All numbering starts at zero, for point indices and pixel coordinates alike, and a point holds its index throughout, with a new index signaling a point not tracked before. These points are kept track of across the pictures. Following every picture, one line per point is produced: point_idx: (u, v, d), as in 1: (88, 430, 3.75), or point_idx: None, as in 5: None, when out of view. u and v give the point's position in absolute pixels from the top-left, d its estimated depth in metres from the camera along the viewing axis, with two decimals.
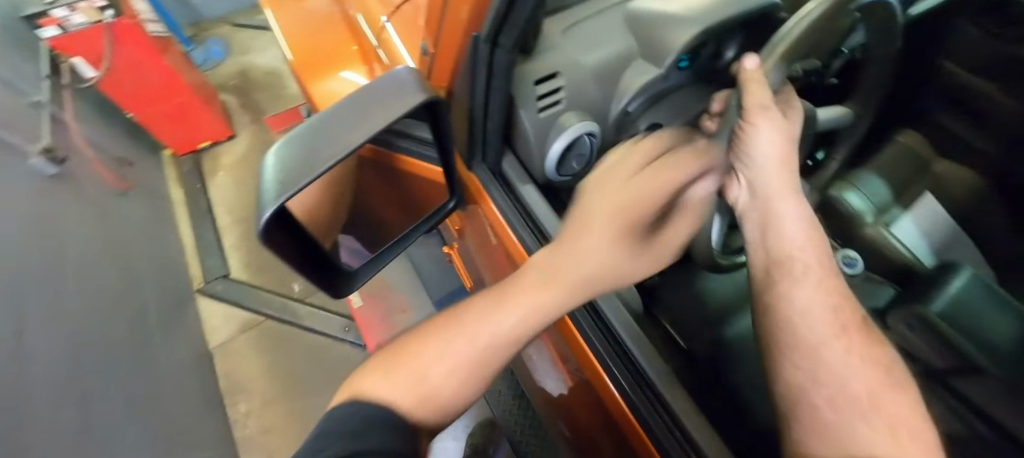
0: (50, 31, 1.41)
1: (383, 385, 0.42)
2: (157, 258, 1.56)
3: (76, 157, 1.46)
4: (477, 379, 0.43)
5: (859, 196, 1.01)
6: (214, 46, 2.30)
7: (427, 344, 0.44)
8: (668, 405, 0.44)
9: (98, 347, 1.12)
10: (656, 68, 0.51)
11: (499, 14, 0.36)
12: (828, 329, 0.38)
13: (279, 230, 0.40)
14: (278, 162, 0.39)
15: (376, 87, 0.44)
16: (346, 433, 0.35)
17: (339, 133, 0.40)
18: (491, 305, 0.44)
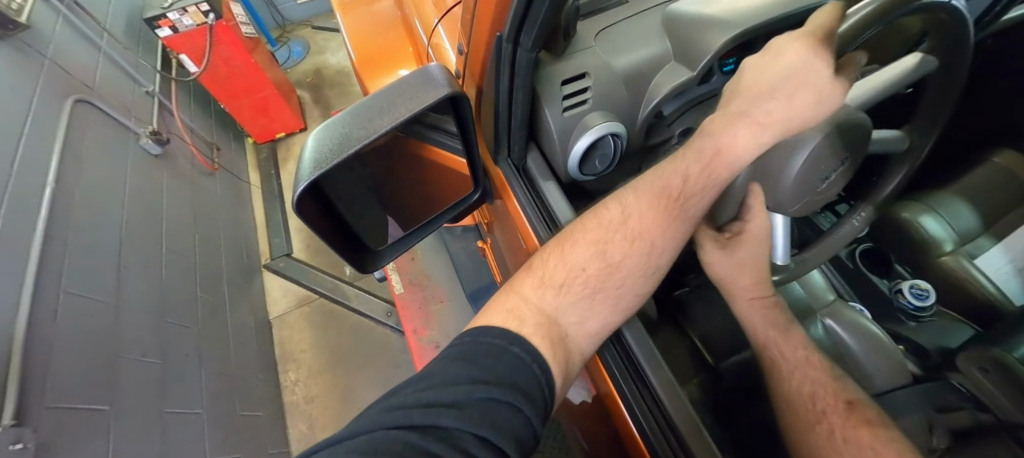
0: (164, 31, 1.63)
1: (516, 304, 0.45)
2: (233, 234, 1.74)
3: (176, 141, 1.67)
4: (602, 295, 0.47)
5: (938, 222, 0.92)
6: (296, 47, 2.52)
7: (550, 262, 0.48)
8: (686, 444, 0.40)
9: (178, 307, 1.28)
10: (689, 70, 0.51)
11: (519, 13, 0.38)
12: (815, 420, 0.45)
13: (314, 202, 0.45)
14: (318, 143, 0.44)
15: (409, 80, 0.48)
16: (481, 369, 0.37)
17: (370, 119, 0.44)
18: (614, 222, 0.50)
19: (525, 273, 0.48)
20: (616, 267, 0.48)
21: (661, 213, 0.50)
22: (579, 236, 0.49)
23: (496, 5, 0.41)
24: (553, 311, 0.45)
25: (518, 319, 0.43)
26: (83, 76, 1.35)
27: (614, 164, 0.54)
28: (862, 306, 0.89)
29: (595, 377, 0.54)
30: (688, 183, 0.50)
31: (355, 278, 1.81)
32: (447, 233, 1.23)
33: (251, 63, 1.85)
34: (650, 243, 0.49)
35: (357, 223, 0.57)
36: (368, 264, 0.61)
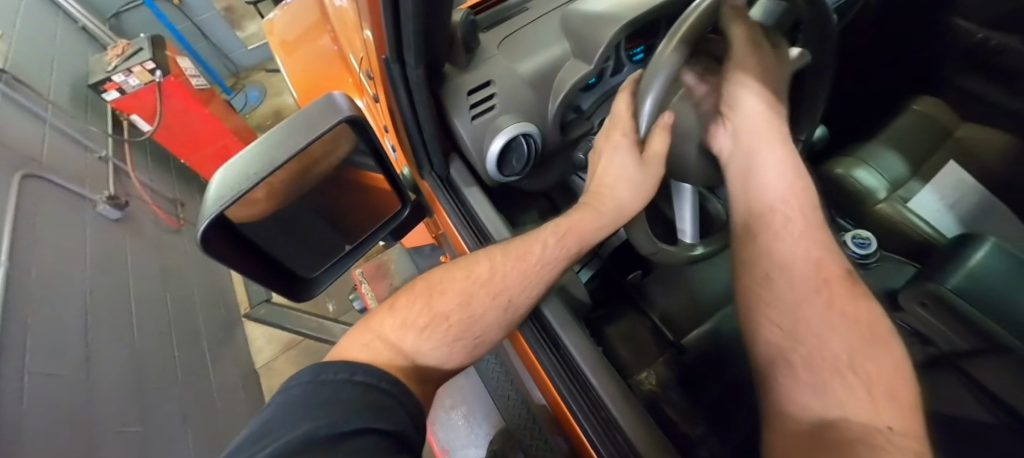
0: (111, 94, 1.63)
1: (369, 340, 0.47)
2: (207, 286, 1.73)
3: (136, 201, 1.65)
4: (462, 343, 0.49)
5: (872, 174, 0.97)
6: (251, 92, 2.53)
7: (416, 304, 0.50)
8: (609, 410, 0.43)
9: (153, 366, 1.26)
10: (588, 64, 0.55)
11: (393, 33, 0.42)
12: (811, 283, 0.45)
13: (220, 236, 0.47)
14: (223, 178, 0.46)
15: (306, 111, 0.51)
16: (324, 407, 0.36)
17: (268, 152, 0.47)
18: (482, 275, 0.51)
19: (389, 313, 0.50)
20: (478, 318, 0.49)
21: (524, 272, 0.51)
22: (447, 285, 0.51)
23: (376, 32, 0.46)
24: (410, 352, 0.46)
25: (367, 351, 0.45)
26: (30, 150, 1.34)
27: (531, 162, 0.59)
28: None
29: (539, 379, 0.55)
30: (547, 250, 0.52)
31: (339, 313, 1.81)
32: (416, 253, 1.26)
33: (205, 114, 1.84)
34: (512, 300, 0.50)
35: (280, 251, 0.57)
36: (298, 293, 0.62)
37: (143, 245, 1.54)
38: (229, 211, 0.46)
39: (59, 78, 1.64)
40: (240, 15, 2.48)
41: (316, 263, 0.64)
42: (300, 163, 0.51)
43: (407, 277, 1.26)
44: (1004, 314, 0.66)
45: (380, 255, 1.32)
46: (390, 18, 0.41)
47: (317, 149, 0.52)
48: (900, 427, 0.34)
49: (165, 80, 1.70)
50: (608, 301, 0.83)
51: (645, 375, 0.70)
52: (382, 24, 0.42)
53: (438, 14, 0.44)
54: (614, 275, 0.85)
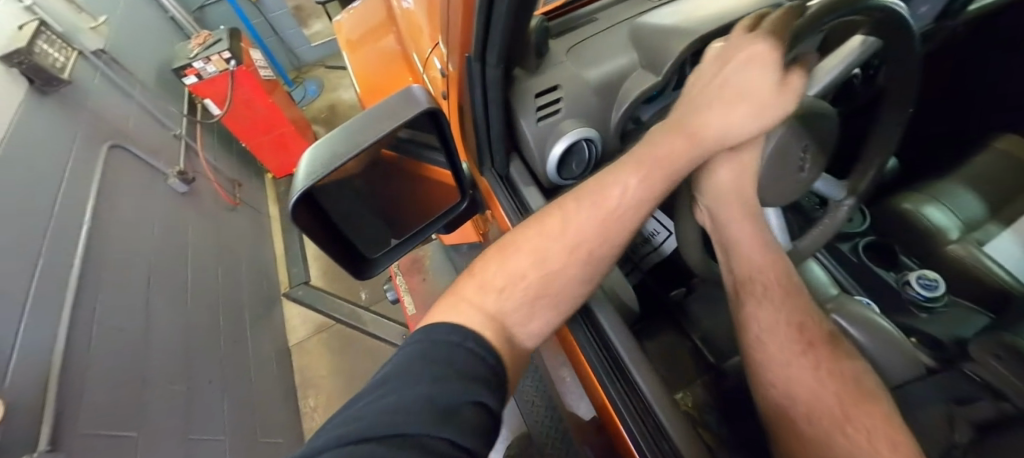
0: (190, 78, 1.77)
1: (455, 304, 0.47)
2: (254, 265, 1.82)
3: (201, 179, 1.77)
4: (541, 301, 0.49)
5: (944, 213, 0.91)
6: (310, 86, 2.66)
7: (491, 267, 0.51)
8: (658, 418, 0.43)
9: (200, 334, 1.34)
10: (655, 75, 0.55)
11: (480, 33, 0.44)
12: (793, 348, 0.48)
13: (307, 211, 0.50)
14: (311, 159, 0.50)
15: (389, 102, 0.54)
16: (437, 370, 0.38)
17: (354, 136, 0.50)
18: (555, 230, 0.51)
19: (467, 279, 0.51)
20: (557, 273, 0.50)
21: (602, 222, 0.50)
22: (521, 243, 0.51)
23: (462, 31, 0.48)
24: (497, 311, 0.47)
25: (456, 317, 0.45)
26: (117, 124, 1.47)
27: (589, 167, 0.59)
28: (868, 299, 0.88)
29: (585, 381, 0.55)
30: (629, 192, 0.50)
31: (372, 302, 1.86)
32: (454, 251, 1.28)
33: (269, 103, 1.96)
34: (591, 252, 0.51)
35: (348, 231, 0.60)
36: (362, 272, 0.64)
37: (203, 219, 1.65)
38: (316, 189, 0.49)
39: (147, 61, 1.79)
40: (308, 14, 2.63)
41: (378, 245, 0.67)
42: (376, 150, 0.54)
43: (443, 273, 1.27)
44: None
45: (418, 249, 1.35)
46: (482, 20, 0.43)
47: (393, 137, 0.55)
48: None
49: (238, 69, 1.82)
50: (649, 316, 0.81)
51: (682, 395, 0.69)
52: (473, 24, 0.45)
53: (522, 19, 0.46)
54: (656, 290, 0.84)
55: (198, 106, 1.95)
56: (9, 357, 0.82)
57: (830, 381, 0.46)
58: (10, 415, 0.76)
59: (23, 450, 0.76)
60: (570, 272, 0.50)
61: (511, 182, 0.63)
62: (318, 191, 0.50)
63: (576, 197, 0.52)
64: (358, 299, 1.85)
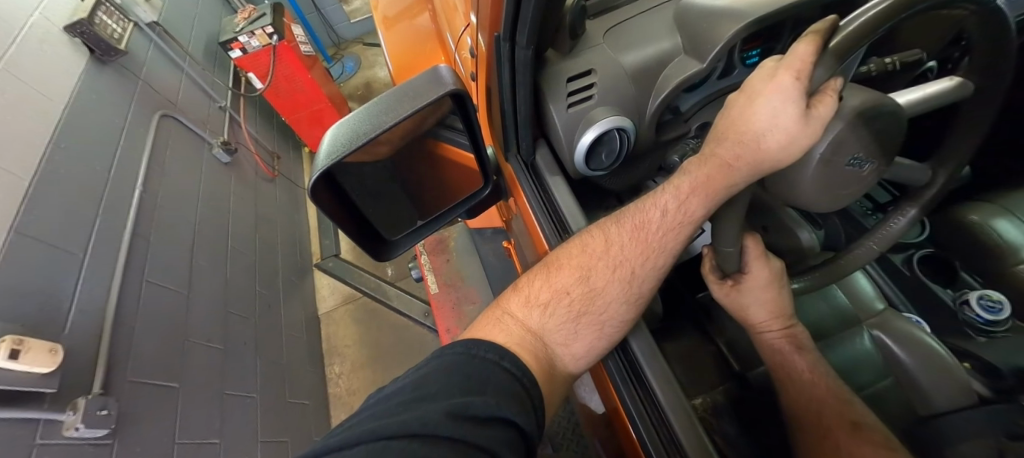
0: (236, 52, 1.82)
1: (499, 318, 0.49)
2: (289, 235, 1.88)
3: (243, 150, 1.83)
4: (585, 319, 0.49)
5: (1016, 228, 0.82)
6: (348, 63, 2.68)
7: (535, 282, 0.52)
8: (673, 430, 0.41)
9: (238, 297, 1.40)
10: (699, 62, 0.52)
11: (510, 11, 0.42)
12: (829, 422, 0.51)
13: (327, 188, 0.51)
14: (333, 139, 0.50)
15: (415, 81, 0.53)
16: (473, 384, 0.40)
17: (376, 116, 0.50)
18: (597, 247, 0.51)
19: (513, 292, 0.52)
20: (599, 292, 0.49)
21: (644, 244, 0.49)
22: (564, 261, 0.51)
23: (493, 8, 0.46)
24: (537, 329, 0.48)
25: (503, 331, 0.47)
26: (169, 94, 1.53)
27: (621, 158, 0.56)
28: (917, 317, 0.81)
29: (601, 385, 0.54)
30: (667, 217, 0.49)
31: (396, 278, 1.91)
32: (479, 234, 1.27)
33: (308, 79, 1.99)
34: (635, 272, 0.50)
35: (368, 211, 0.61)
36: (381, 254, 0.66)
37: (244, 188, 1.72)
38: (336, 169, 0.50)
39: (196, 33, 1.84)
40: None
41: (397, 228, 0.68)
42: (405, 125, 0.52)
43: (467, 255, 1.28)
44: None
45: (443, 230, 1.35)
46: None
47: (416, 120, 0.53)
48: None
49: (280, 44, 1.86)
50: (671, 316, 0.77)
51: (699, 399, 0.65)
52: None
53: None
54: (680, 289, 0.82)
55: (242, 79, 2.00)
56: (68, 310, 0.88)
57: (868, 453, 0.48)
58: (68, 361, 0.82)
59: (79, 393, 0.83)
60: (612, 290, 0.49)
61: (536, 171, 0.61)
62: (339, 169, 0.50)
63: (618, 224, 0.51)
64: (384, 274, 1.89)
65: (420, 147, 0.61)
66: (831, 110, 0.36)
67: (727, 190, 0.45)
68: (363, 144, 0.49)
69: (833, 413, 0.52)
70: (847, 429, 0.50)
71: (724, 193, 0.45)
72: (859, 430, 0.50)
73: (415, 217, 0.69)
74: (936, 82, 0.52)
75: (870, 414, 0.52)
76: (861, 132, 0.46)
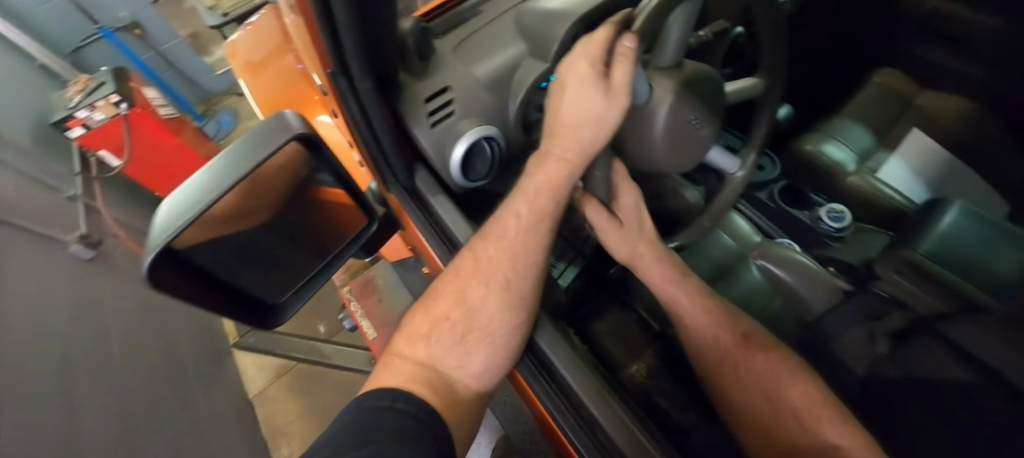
0: (76, 131, 1.57)
1: (393, 362, 0.53)
2: (194, 320, 1.67)
3: (111, 239, 1.57)
4: (473, 336, 0.54)
5: (841, 149, 0.98)
6: (223, 116, 2.38)
7: (417, 317, 0.57)
8: (588, 409, 0.44)
9: (152, 399, 1.22)
10: (543, 62, 0.55)
11: (334, 50, 0.42)
12: (722, 345, 0.56)
13: (171, 268, 0.45)
14: (165, 210, 0.42)
15: (257, 130, 0.49)
16: (366, 435, 0.41)
17: (217, 175, 0.44)
18: (468, 267, 0.55)
19: (401, 335, 0.57)
20: (478, 308, 0.54)
21: (509, 251, 0.54)
22: (441, 290, 0.56)
23: (318, 47, 0.45)
24: (428, 361, 0.53)
25: (396, 374, 0.51)
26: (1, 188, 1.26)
27: (497, 163, 0.59)
28: (789, 240, 0.94)
29: (523, 391, 0.57)
30: (519, 221, 0.55)
31: (331, 334, 1.77)
32: (402, 266, 1.24)
33: (177, 144, 1.82)
34: (508, 278, 0.54)
35: (236, 279, 0.56)
36: (265, 319, 0.61)
37: (125, 282, 1.50)
38: (179, 243, 0.44)
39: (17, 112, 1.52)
40: (207, 40, 2.27)
41: (284, 287, 0.65)
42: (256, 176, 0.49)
43: (396, 292, 1.24)
44: (981, 273, 0.67)
45: (368, 270, 1.30)
46: (327, 35, 0.40)
47: (270, 167, 0.51)
48: (847, 444, 0.45)
49: (132, 112, 1.67)
50: (592, 293, 0.82)
51: (635, 367, 0.71)
52: (321, 41, 0.41)
53: (380, 29, 0.44)
54: (596, 270, 0.83)
55: (90, 160, 1.73)
56: None
57: (761, 366, 0.53)
58: None
59: None
60: (490, 299, 0.54)
61: (420, 194, 0.63)
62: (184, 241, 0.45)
63: (481, 237, 0.56)
64: (315, 333, 1.76)
65: (297, 198, 0.60)
66: (632, 81, 0.46)
67: (562, 181, 0.52)
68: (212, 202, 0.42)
69: (727, 335, 0.56)
70: (740, 345, 0.56)
71: (564, 186, 0.52)
72: (750, 341, 0.56)
73: (308, 268, 0.67)
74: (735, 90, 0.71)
75: (755, 324, 0.59)
76: (689, 99, 0.54)
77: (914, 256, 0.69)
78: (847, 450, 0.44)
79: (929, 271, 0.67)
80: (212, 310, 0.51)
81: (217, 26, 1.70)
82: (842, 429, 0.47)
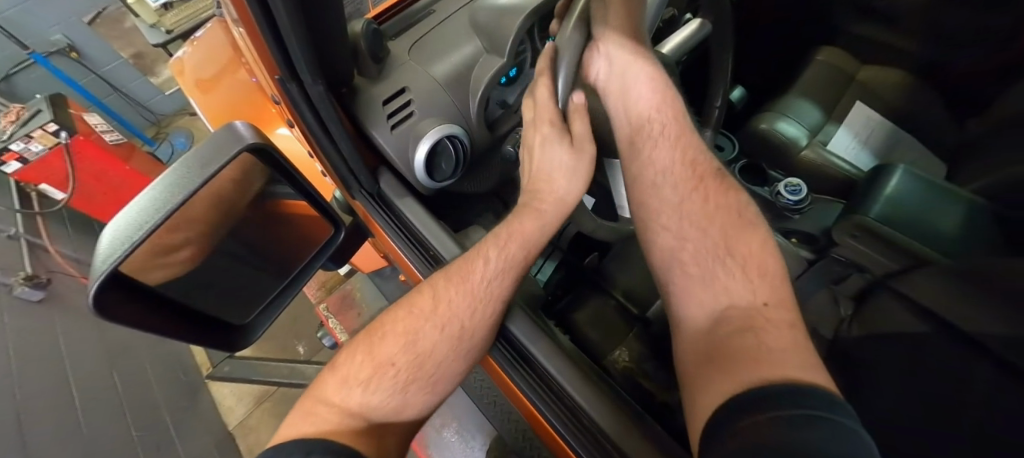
0: (11, 165, 1.46)
1: (315, 408, 0.47)
2: (161, 354, 1.59)
3: (60, 276, 1.47)
4: (415, 385, 0.49)
5: (794, 125, 1.03)
6: (178, 139, 2.28)
7: (356, 357, 0.51)
8: (572, 397, 0.46)
9: (117, 446, 1.14)
10: (500, 57, 0.56)
11: (281, 54, 0.41)
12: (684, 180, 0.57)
13: (118, 294, 0.42)
14: (108, 232, 0.40)
15: (204, 145, 0.46)
16: None
17: (158, 193, 0.41)
18: (426, 308, 0.51)
19: (332, 372, 0.51)
20: (428, 355, 0.50)
21: (470, 298, 0.50)
22: (389, 328, 0.52)
23: (262, 53, 0.43)
24: (361, 410, 0.47)
25: (316, 422, 0.45)
26: None
27: (463, 161, 0.59)
28: None
29: (501, 380, 0.58)
30: (488, 270, 0.52)
31: (311, 354, 1.71)
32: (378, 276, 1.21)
33: (126, 172, 1.74)
34: (463, 328, 0.50)
35: (195, 302, 0.54)
36: (234, 342, 0.59)
37: (80, 320, 1.40)
38: (125, 266, 0.42)
39: None
40: (151, 60, 2.13)
41: (248, 307, 0.63)
42: (204, 193, 0.47)
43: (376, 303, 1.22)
44: (929, 230, 0.71)
45: (344, 284, 1.27)
46: (272, 40, 0.39)
47: (224, 182, 0.49)
48: (770, 300, 0.45)
49: (73, 140, 1.57)
50: (570, 283, 0.84)
51: (618, 353, 0.71)
52: (267, 48, 0.40)
53: (326, 30, 0.43)
54: (573, 261, 0.85)
55: (30, 194, 1.61)
56: None
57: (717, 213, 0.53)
58: None
59: None
60: (441, 348, 0.50)
61: (386, 198, 0.62)
62: (128, 264, 0.42)
63: (444, 279, 0.52)
64: (295, 354, 1.70)
65: (251, 221, 0.58)
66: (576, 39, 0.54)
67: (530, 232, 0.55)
68: (162, 218, 0.40)
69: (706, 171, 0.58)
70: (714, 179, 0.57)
71: (536, 240, 0.55)
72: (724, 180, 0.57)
73: (268, 288, 0.65)
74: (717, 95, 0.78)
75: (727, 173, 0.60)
76: None
77: (865, 220, 0.72)
78: (773, 308, 0.44)
79: (883, 234, 0.70)
80: (171, 336, 0.49)
81: (162, 45, 1.62)
82: (774, 287, 0.47)
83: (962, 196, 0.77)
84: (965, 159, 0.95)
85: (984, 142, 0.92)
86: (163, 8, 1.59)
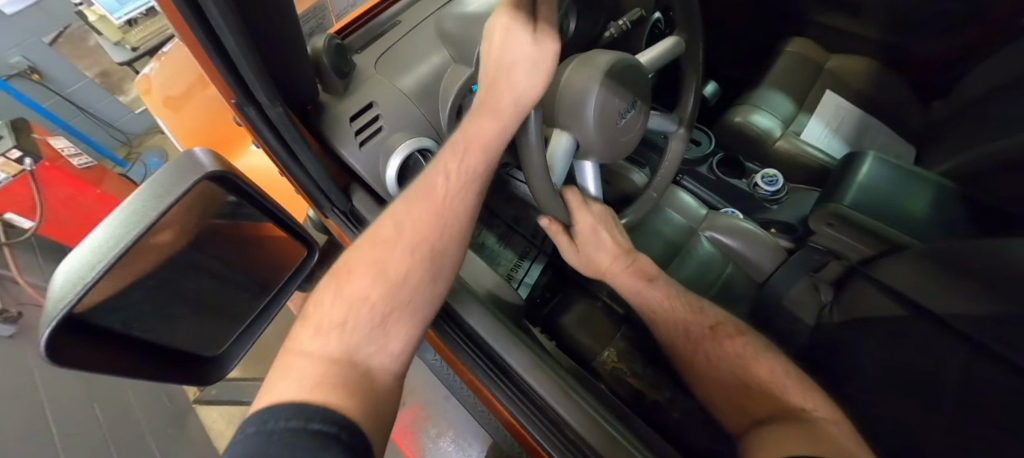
0: None
1: (289, 362, 0.41)
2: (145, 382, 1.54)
3: (32, 309, 1.42)
4: (396, 315, 0.48)
5: (767, 116, 1.04)
6: (150, 158, 2.23)
7: (324, 302, 0.46)
8: (556, 411, 0.46)
9: None
10: (468, 66, 0.56)
11: (234, 79, 0.39)
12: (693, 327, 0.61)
13: (78, 334, 0.41)
14: (61, 276, 0.38)
15: (161, 174, 0.45)
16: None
17: (113, 226, 0.40)
18: (390, 235, 0.51)
19: (297, 326, 0.45)
20: (404, 281, 0.49)
21: (437, 213, 0.52)
22: (355, 264, 0.49)
23: (214, 77, 0.42)
24: (346, 354, 0.43)
25: (298, 374, 0.39)
26: None
27: None
28: (733, 209, 0.97)
29: (483, 391, 0.58)
30: (451, 180, 0.53)
31: None
32: None
33: (98, 195, 1.69)
34: (434, 247, 0.52)
35: (160, 335, 0.52)
36: (206, 376, 0.57)
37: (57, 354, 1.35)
38: (81, 309, 0.39)
39: None
40: (118, 78, 2.08)
41: (220, 337, 0.61)
42: (166, 227, 0.45)
43: None
44: (900, 215, 0.73)
45: None
46: (224, 68, 0.38)
47: (183, 215, 0.47)
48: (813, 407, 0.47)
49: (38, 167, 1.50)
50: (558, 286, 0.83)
51: (607, 353, 0.72)
52: (219, 75, 0.39)
53: (282, 52, 0.42)
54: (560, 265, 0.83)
55: None
56: None
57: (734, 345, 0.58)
58: None
59: None
60: (416, 264, 0.50)
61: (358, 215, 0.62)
62: (84, 307, 0.40)
63: (405, 201, 0.52)
64: None
65: (215, 233, 0.56)
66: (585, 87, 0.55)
67: (496, 142, 0.53)
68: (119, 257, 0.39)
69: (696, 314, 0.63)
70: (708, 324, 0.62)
71: (498, 142, 0.53)
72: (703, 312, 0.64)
73: (244, 314, 0.64)
74: (685, 88, 0.78)
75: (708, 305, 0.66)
76: (615, 88, 0.57)
77: (839, 208, 0.72)
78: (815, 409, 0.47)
79: (862, 224, 0.70)
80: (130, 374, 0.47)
81: (127, 64, 1.57)
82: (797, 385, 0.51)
83: (930, 179, 0.79)
84: (933, 139, 0.98)
85: (949, 122, 0.95)
86: (127, 25, 1.54)
